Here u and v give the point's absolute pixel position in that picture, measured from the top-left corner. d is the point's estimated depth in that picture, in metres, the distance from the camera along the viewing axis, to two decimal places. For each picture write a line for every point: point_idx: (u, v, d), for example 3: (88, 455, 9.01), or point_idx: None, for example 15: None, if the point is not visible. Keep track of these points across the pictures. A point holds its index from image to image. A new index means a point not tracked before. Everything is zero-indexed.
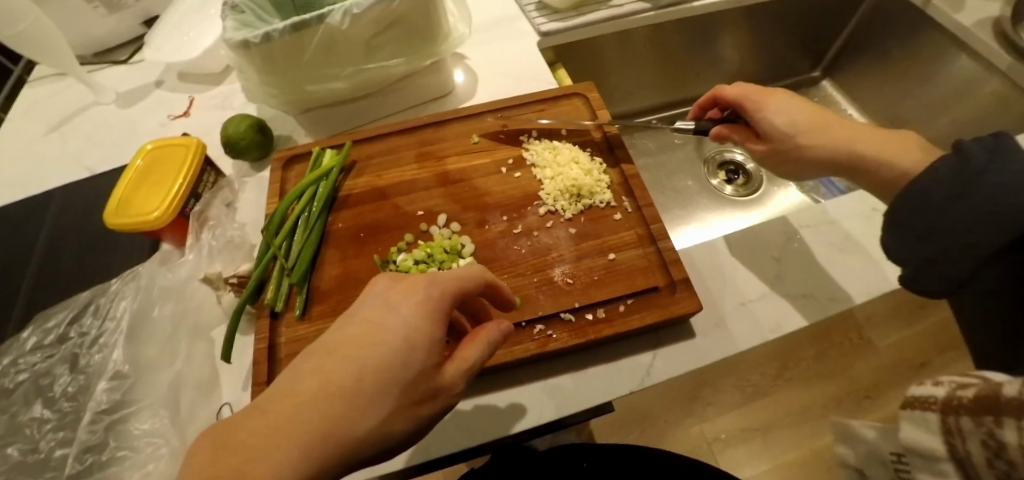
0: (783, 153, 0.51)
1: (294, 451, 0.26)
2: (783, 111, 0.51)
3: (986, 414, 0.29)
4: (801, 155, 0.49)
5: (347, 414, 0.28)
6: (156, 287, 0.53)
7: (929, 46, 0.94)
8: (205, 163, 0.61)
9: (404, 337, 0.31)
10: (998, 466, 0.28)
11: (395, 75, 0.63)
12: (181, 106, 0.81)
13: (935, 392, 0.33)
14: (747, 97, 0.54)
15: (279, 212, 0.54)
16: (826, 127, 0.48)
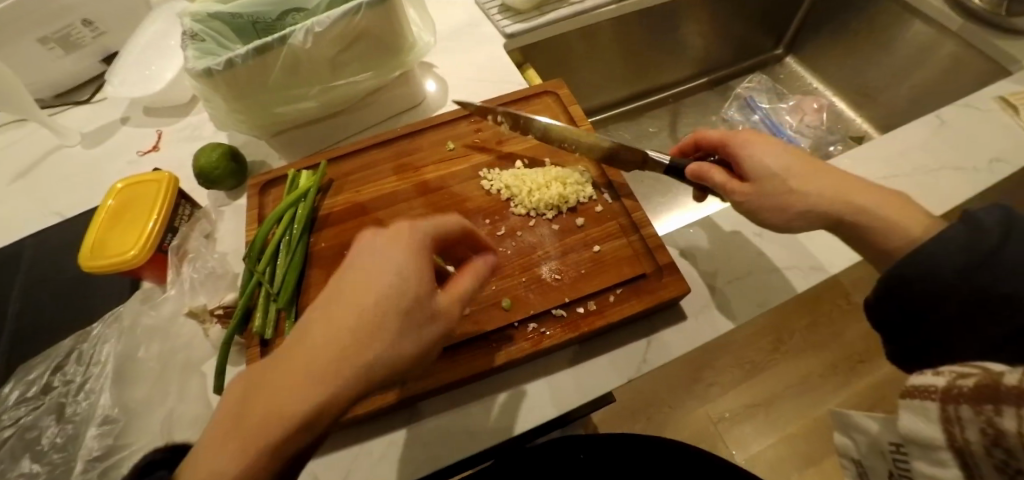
0: (764, 199, 0.45)
1: (314, 389, 0.27)
2: (778, 155, 0.45)
3: (987, 403, 0.28)
4: (791, 200, 0.43)
5: (353, 349, 0.28)
6: (139, 328, 0.52)
7: (885, 14, 0.97)
8: (180, 196, 0.60)
9: (396, 275, 0.31)
10: (996, 455, 0.28)
11: (363, 90, 0.62)
12: (149, 141, 0.80)
13: (934, 380, 0.32)
14: (735, 139, 0.49)
15: (260, 238, 0.53)
16: (821, 175, 0.43)
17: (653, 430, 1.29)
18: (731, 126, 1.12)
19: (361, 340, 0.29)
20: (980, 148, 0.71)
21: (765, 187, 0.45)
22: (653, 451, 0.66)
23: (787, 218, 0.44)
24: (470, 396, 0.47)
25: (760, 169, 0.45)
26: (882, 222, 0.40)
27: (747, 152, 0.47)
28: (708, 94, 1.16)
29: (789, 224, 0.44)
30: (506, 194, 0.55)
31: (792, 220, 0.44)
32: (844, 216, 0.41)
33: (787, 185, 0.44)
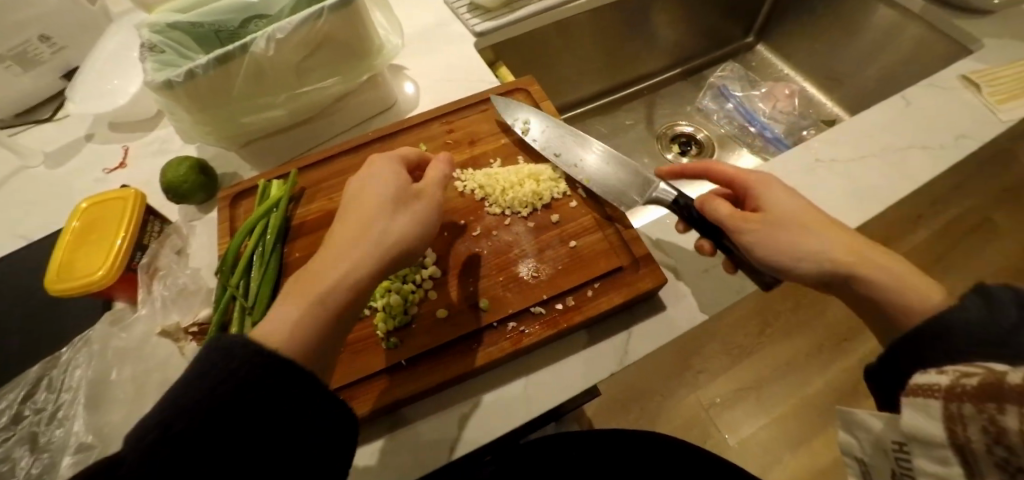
0: (775, 236, 0.44)
1: (354, 249, 0.42)
2: (797, 204, 0.45)
3: (989, 401, 0.28)
4: (803, 245, 0.42)
5: (369, 221, 0.43)
6: (109, 350, 0.50)
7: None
8: (148, 212, 0.58)
9: (383, 180, 0.47)
10: (997, 453, 0.27)
11: (332, 95, 0.61)
12: (115, 158, 0.78)
13: (938, 379, 0.32)
14: (753, 181, 0.49)
15: (232, 251, 0.52)
16: (836, 232, 0.43)
17: (646, 420, 1.30)
18: (707, 115, 1.14)
19: (376, 218, 0.44)
20: (946, 125, 0.73)
21: (779, 227, 0.44)
22: (642, 444, 0.67)
23: (796, 257, 0.42)
24: (454, 398, 0.47)
25: (780, 211, 0.45)
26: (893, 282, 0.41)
27: (767, 196, 0.47)
28: (682, 85, 1.17)
29: (791, 265, 0.43)
30: (482, 194, 0.54)
31: (800, 260, 0.42)
32: (854, 266, 0.41)
33: (805, 227, 0.43)
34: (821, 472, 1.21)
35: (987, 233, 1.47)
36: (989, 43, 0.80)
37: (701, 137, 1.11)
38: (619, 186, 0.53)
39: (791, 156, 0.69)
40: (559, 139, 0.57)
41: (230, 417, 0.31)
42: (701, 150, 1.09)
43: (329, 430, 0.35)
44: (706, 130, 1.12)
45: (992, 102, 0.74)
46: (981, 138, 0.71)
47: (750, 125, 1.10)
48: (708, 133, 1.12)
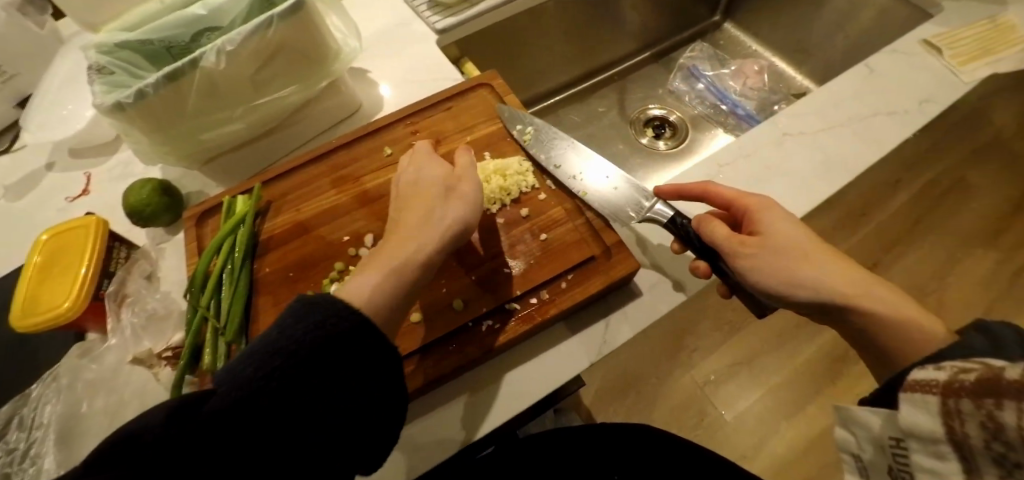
0: (774, 265, 0.43)
1: (420, 237, 0.45)
2: (799, 233, 0.44)
3: (987, 397, 0.28)
4: (805, 275, 0.42)
5: (429, 209, 0.47)
6: (80, 382, 0.49)
7: None
8: (112, 238, 0.57)
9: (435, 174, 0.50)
10: (994, 449, 0.28)
11: (292, 104, 0.60)
12: (78, 186, 0.76)
13: (936, 375, 0.32)
14: (756, 205, 0.47)
15: (200, 271, 0.51)
16: (840, 262, 0.42)
17: (642, 403, 1.31)
18: (678, 97, 1.14)
19: (434, 208, 0.47)
20: (912, 90, 0.74)
21: (777, 255, 0.43)
22: (633, 438, 0.69)
23: (794, 285, 0.42)
24: (437, 400, 0.47)
25: (781, 239, 0.44)
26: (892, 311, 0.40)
27: (769, 222, 0.45)
28: (654, 67, 1.17)
29: (787, 292, 0.42)
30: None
31: (799, 288, 0.42)
32: (853, 297, 0.40)
33: (806, 256, 0.42)
34: (816, 440, 1.24)
35: (962, 193, 1.50)
36: (949, 7, 0.82)
37: (674, 118, 1.12)
38: (619, 206, 0.53)
39: (759, 132, 0.69)
40: (569, 162, 0.56)
41: (304, 366, 0.34)
42: (675, 132, 1.10)
43: (332, 430, 0.34)
44: (678, 111, 1.13)
45: (955, 64, 0.75)
46: (946, 101, 0.72)
47: (722, 104, 1.11)
48: (681, 114, 1.12)
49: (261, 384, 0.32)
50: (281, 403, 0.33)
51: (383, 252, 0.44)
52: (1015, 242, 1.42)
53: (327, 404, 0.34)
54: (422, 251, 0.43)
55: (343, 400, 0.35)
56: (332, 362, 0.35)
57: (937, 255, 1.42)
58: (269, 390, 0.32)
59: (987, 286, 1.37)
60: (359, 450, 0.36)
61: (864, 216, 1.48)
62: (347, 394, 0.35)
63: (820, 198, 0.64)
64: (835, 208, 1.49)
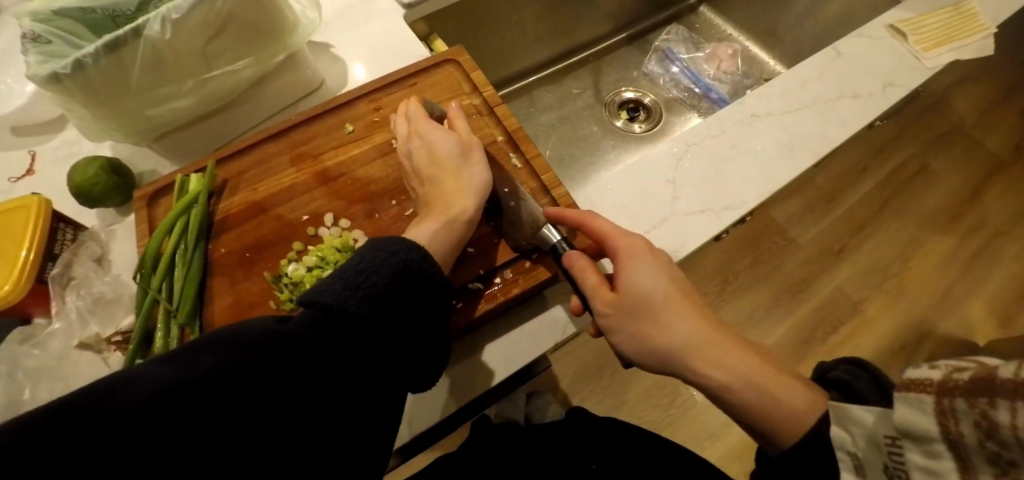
0: (626, 323, 0.45)
1: (450, 208, 0.48)
2: (661, 289, 0.44)
3: (983, 396, 0.25)
4: (662, 338, 0.43)
5: (449, 182, 0.49)
6: (20, 370, 0.47)
7: None
8: (57, 218, 0.53)
9: (457, 145, 0.52)
10: (989, 447, 0.25)
11: (246, 78, 0.58)
12: (22, 165, 0.71)
13: (929, 373, 0.28)
14: (628, 250, 0.46)
15: (151, 252, 0.49)
16: (703, 326, 0.43)
17: (617, 385, 1.33)
18: (653, 80, 1.14)
19: (462, 177, 0.50)
20: (875, 74, 0.75)
21: (633, 312, 0.44)
22: (602, 428, 0.73)
23: (641, 341, 0.44)
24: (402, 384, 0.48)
25: (643, 296, 0.44)
26: (736, 377, 0.41)
27: (636, 273, 0.45)
28: (628, 50, 1.16)
29: (642, 356, 0.45)
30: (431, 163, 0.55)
31: (648, 344, 0.44)
32: (700, 369, 0.42)
33: (661, 318, 0.43)
34: None
35: (924, 178, 1.55)
36: None
37: (648, 101, 1.11)
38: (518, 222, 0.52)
39: (725, 112, 0.69)
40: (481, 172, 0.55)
41: (377, 295, 0.38)
42: (649, 115, 1.10)
43: (338, 401, 0.33)
44: (652, 93, 1.12)
45: (919, 49, 0.77)
46: (906, 86, 0.74)
47: (696, 87, 1.11)
48: (655, 97, 1.12)
49: (346, 300, 0.36)
50: (350, 329, 0.36)
51: (426, 219, 0.48)
52: (970, 227, 1.48)
53: (335, 373, 0.33)
54: (467, 212, 0.48)
55: (351, 369, 0.34)
56: (396, 299, 0.39)
57: (899, 239, 1.47)
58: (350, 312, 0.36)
59: (943, 269, 1.43)
60: (371, 418, 0.35)
61: (833, 201, 1.52)
62: (370, 353, 0.36)
63: (784, 179, 0.64)
64: (805, 193, 1.53)
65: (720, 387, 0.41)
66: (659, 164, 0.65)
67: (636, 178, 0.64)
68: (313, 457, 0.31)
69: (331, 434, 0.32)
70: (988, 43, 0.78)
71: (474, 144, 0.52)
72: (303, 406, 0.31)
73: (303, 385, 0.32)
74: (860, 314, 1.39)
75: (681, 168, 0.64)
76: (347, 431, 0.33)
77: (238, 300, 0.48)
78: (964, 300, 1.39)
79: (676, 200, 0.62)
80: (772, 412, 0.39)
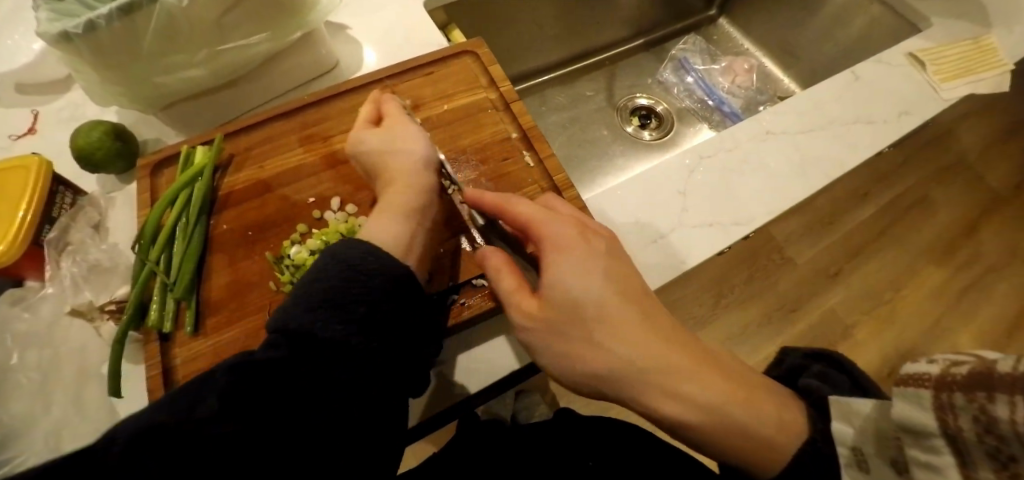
0: (548, 336, 0.40)
1: (395, 204, 0.46)
2: (585, 293, 0.38)
3: (981, 390, 0.25)
4: (590, 355, 0.38)
5: (386, 176, 0.48)
6: (10, 333, 0.47)
7: None
8: (56, 181, 0.52)
9: (388, 134, 0.49)
10: (989, 442, 0.24)
11: (260, 53, 0.57)
12: (23, 123, 0.69)
13: (927, 368, 0.28)
14: (549, 246, 0.41)
15: (151, 222, 0.48)
16: (640, 341, 0.37)
17: None
18: (666, 88, 1.14)
19: (392, 163, 0.48)
20: (891, 101, 0.74)
21: (555, 323, 0.39)
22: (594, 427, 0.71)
23: (561, 356, 0.39)
24: None
25: (562, 302, 0.38)
26: (697, 413, 0.36)
27: (556, 273, 0.39)
28: (644, 56, 1.15)
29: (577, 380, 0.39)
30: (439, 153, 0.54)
31: (571, 363, 0.39)
32: (643, 399, 0.37)
33: (592, 337, 0.38)
34: None
35: (926, 208, 1.55)
36: (937, 23, 0.83)
37: (660, 109, 1.11)
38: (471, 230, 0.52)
39: (742, 126, 0.69)
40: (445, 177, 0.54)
41: (362, 300, 0.38)
42: (661, 123, 1.09)
43: (332, 407, 0.33)
44: (665, 102, 1.12)
45: (936, 80, 0.76)
46: (921, 116, 0.74)
47: (709, 99, 1.10)
48: (668, 105, 1.12)
49: (325, 310, 0.36)
50: (335, 342, 0.35)
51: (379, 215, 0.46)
52: (966, 259, 1.49)
53: (331, 378, 0.34)
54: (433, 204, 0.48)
55: (345, 372, 0.35)
56: (382, 307, 0.39)
57: (895, 266, 1.47)
58: (328, 327, 0.36)
59: (936, 299, 1.44)
60: (366, 424, 0.35)
61: (833, 223, 1.52)
62: (364, 356, 0.36)
63: (793, 199, 0.64)
64: (807, 213, 1.53)
65: (680, 425, 0.37)
66: (671, 173, 0.64)
67: (646, 187, 0.63)
68: (313, 461, 0.32)
69: (331, 435, 0.33)
70: (1005, 80, 0.78)
71: (409, 130, 0.50)
72: (297, 411, 0.32)
73: (301, 387, 0.33)
74: (852, 338, 1.39)
75: (691, 181, 0.64)
76: (344, 434, 0.34)
77: (235, 282, 0.47)
78: (954, 331, 1.40)
79: (684, 212, 0.62)
80: (739, 446, 0.36)
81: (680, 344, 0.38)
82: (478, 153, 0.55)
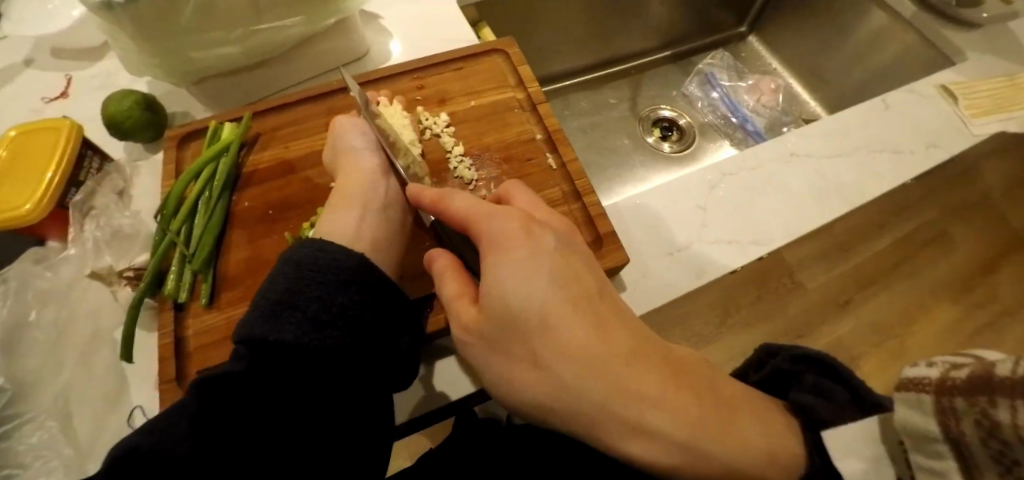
0: (488, 354, 0.34)
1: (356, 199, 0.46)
2: (523, 300, 0.32)
3: (981, 394, 0.23)
4: (539, 378, 0.32)
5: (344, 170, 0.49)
6: (30, 290, 0.48)
7: (850, 7, 0.97)
8: (85, 146, 0.52)
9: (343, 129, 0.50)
10: (993, 446, 0.22)
11: (293, 36, 0.57)
12: (56, 87, 0.71)
13: (927, 372, 0.27)
14: (486, 244, 0.36)
15: (174, 195, 0.48)
16: (597, 363, 0.30)
17: None
18: (691, 101, 1.13)
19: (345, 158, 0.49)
20: (919, 132, 0.73)
21: (496, 335, 0.33)
22: None
23: (502, 379, 0.34)
24: None
25: (498, 310, 0.33)
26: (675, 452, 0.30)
27: (491, 276, 0.34)
28: (670, 68, 1.15)
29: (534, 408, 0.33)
30: (462, 149, 0.54)
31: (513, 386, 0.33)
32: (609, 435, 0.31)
33: (537, 360, 0.31)
34: None
35: (943, 244, 1.53)
36: (971, 57, 0.82)
37: (683, 122, 1.10)
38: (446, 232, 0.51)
39: (767, 146, 0.68)
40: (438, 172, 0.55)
41: (323, 300, 0.37)
42: (682, 135, 1.09)
43: (306, 406, 0.34)
44: (688, 115, 1.11)
45: (966, 114, 0.75)
46: (949, 150, 0.73)
47: (732, 116, 1.09)
48: (690, 119, 1.11)
49: (287, 311, 0.36)
50: (300, 347, 0.35)
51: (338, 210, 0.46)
52: (981, 300, 1.46)
53: (299, 377, 0.34)
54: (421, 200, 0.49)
55: (312, 370, 0.35)
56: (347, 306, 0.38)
57: (907, 300, 1.45)
58: (286, 332, 0.35)
59: (946, 338, 1.42)
60: (344, 417, 0.36)
61: (847, 251, 1.50)
62: (331, 353, 0.36)
63: (814, 224, 0.63)
64: (821, 239, 1.51)
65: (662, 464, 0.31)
66: (693, 187, 0.64)
67: (667, 200, 0.63)
68: (287, 457, 0.33)
69: (307, 434, 0.34)
70: None
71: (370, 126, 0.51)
72: (265, 414, 0.33)
73: (270, 390, 0.33)
74: (856, 369, 1.37)
75: (713, 196, 0.64)
76: (321, 430, 0.34)
77: (251, 261, 0.48)
78: None
79: (703, 227, 0.62)
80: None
81: (647, 368, 0.31)
82: (501, 151, 0.55)
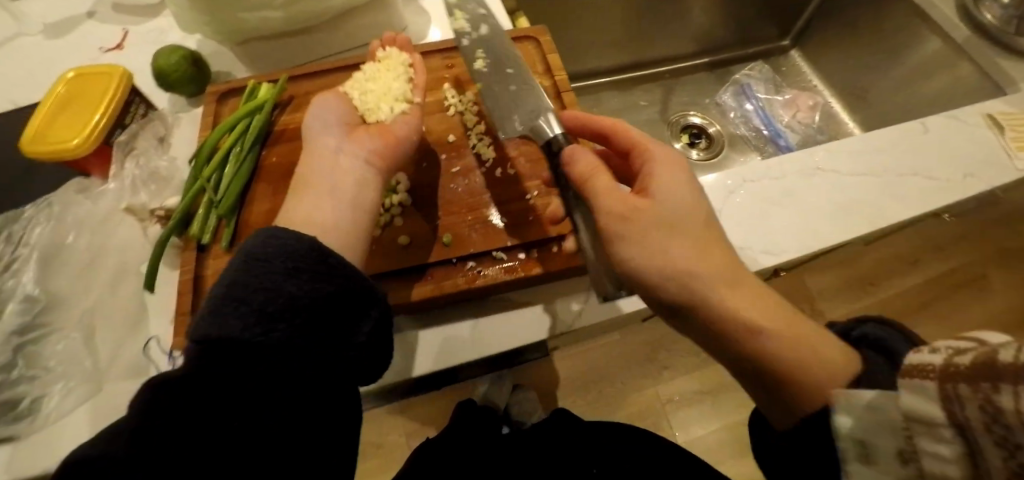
0: (643, 239, 0.39)
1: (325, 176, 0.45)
2: (687, 203, 0.41)
3: (986, 381, 0.20)
4: (688, 264, 0.38)
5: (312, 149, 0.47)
6: (69, 216, 0.52)
7: (900, 28, 0.94)
8: (132, 93, 0.56)
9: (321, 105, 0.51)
10: (995, 432, 0.20)
11: (335, 6, 0.59)
12: (113, 39, 0.75)
13: (931, 358, 0.24)
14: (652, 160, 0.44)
15: (208, 145, 0.51)
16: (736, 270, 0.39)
17: (603, 403, 1.32)
18: (723, 111, 1.11)
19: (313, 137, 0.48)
20: (957, 161, 0.70)
21: (661, 222, 0.40)
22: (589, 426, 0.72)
23: (649, 258, 0.39)
24: (405, 323, 0.49)
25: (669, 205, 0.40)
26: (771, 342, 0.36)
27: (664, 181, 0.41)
28: (705, 76, 1.14)
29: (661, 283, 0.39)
30: (483, 128, 0.55)
31: (655, 278, 0.40)
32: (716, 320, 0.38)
33: (692, 252, 0.39)
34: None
35: (977, 287, 1.46)
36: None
37: (712, 131, 1.09)
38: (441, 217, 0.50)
39: (792, 158, 0.67)
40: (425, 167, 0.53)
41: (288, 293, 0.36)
42: (711, 144, 1.07)
43: (289, 402, 0.34)
44: (719, 124, 1.10)
45: (1012, 147, 0.72)
46: (988, 182, 0.69)
47: (765, 129, 1.07)
48: (721, 129, 1.09)
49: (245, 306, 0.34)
50: (251, 347, 0.33)
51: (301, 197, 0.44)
52: None
53: (274, 375, 0.34)
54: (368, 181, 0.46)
55: (290, 366, 0.35)
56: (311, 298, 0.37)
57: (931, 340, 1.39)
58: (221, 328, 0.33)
59: None
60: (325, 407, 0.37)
61: (872, 283, 1.45)
62: (305, 346, 0.36)
63: (827, 240, 0.62)
64: (846, 267, 1.46)
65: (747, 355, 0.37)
66: (710, 191, 0.63)
67: None
68: (272, 456, 0.33)
69: (292, 428, 0.34)
70: None
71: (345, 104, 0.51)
72: (247, 413, 0.32)
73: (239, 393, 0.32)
74: None
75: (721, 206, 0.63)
76: (305, 421, 0.35)
77: (272, 215, 0.50)
78: None
79: None
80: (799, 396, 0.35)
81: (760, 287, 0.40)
82: None
